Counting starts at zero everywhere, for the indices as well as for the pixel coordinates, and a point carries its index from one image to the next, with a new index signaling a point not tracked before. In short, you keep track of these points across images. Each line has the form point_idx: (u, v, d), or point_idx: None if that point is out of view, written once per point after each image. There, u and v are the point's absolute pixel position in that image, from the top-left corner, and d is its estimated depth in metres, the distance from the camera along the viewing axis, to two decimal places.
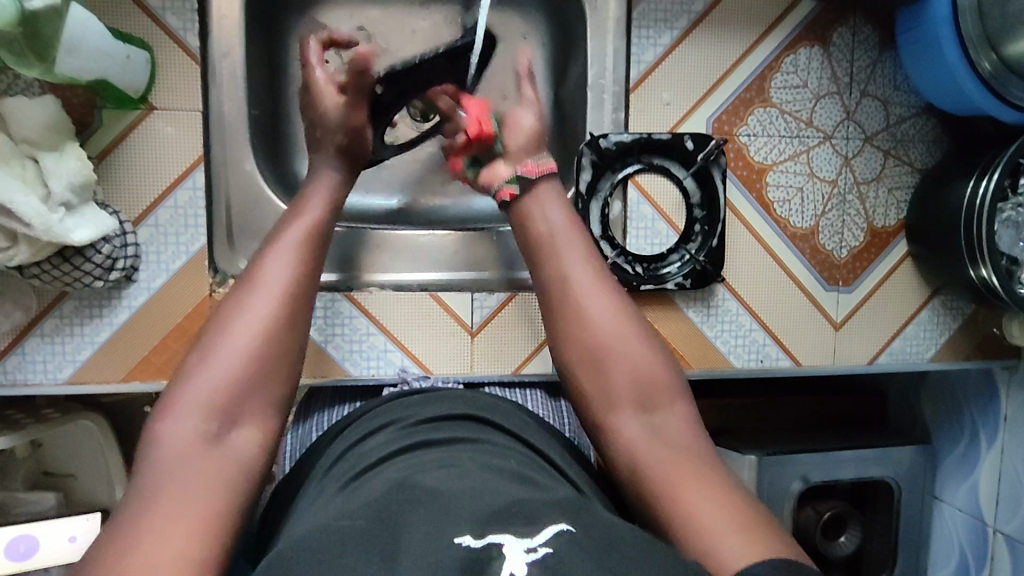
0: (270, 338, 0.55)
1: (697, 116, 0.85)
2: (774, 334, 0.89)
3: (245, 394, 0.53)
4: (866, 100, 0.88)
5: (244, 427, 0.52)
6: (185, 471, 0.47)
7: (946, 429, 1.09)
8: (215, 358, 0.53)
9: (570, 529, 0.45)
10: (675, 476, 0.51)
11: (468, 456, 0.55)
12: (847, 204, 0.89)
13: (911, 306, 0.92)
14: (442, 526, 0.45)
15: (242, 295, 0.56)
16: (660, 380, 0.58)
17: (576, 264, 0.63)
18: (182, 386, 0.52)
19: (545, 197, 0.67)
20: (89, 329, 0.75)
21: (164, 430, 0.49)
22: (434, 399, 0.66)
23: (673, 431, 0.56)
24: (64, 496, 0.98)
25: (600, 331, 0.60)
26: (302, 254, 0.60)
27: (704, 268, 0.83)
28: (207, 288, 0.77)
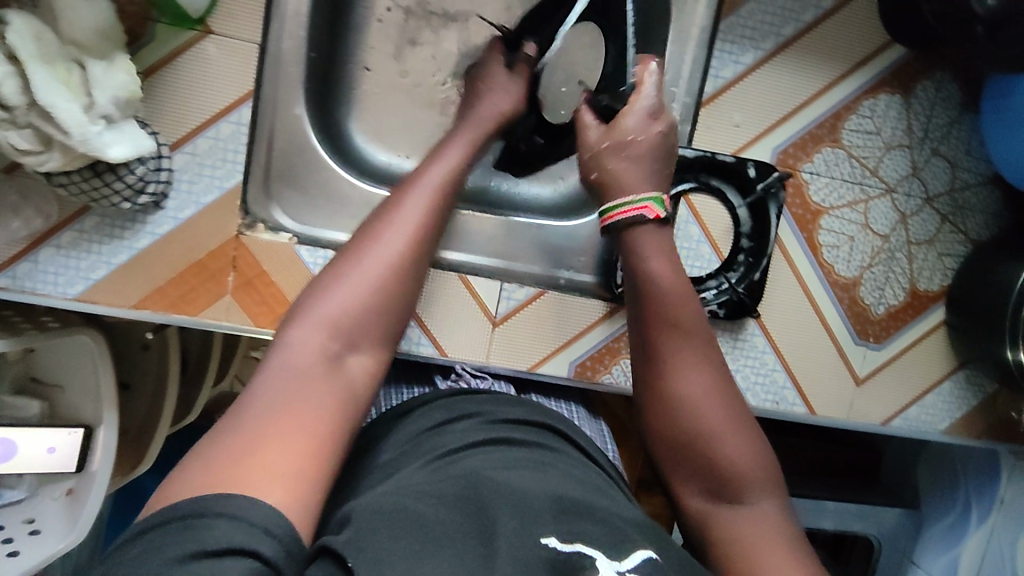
0: (396, 278, 0.57)
1: (764, 144, 0.82)
2: (796, 378, 0.87)
3: (368, 323, 0.55)
4: (935, 159, 0.85)
5: (360, 359, 0.54)
6: (307, 391, 0.49)
7: (936, 499, 1.07)
8: (352, 281, 0.56)
9: (655, 556, 0.46)
10: (750, 561, 0.53)
11: (554, 458, 0.58)
12: (894, 262, 0.87)
13: (934, 376, 0.91)
14: (528, 524, 0.45)
15: (370, 239, 0.59)
16: (752, 474, 0.58)
17: (679, 339, 0.62)
18: (316, 298, 0.55)
19: (649, 251, 0.64)
20: (108, 249, 0.72)
21: (290, 344, 0.51)
22: (507, 401, 0.68)
23: (755, 520, 0.56)
24: (48, 406, 0.98)
25: (696, 421, 0.60)
26: (431, 208, 0.63)
27: (742, 300, 0.81)
28: (234, 229, 0.74)
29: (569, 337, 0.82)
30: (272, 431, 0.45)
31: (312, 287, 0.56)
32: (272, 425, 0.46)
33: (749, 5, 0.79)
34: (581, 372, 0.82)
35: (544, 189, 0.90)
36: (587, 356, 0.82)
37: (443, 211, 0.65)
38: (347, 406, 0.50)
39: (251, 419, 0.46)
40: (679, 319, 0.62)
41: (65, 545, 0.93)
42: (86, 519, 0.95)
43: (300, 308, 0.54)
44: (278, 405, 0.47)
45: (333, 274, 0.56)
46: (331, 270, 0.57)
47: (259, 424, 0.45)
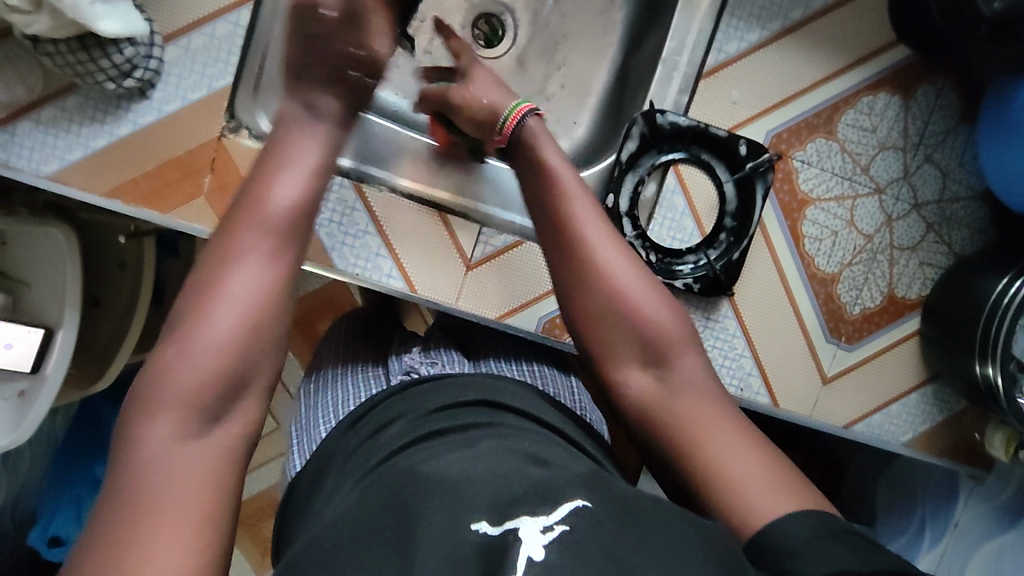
0: (249, 331, 0.52)
1: (759, 124, 0.81)
2: (763, 367, 0.86)
3: (225, 382, 0.51)
4: (927, 166, 0.85)
5: (228, 424, 0.51)
6: (183, 470, 0.48)
7: (893, 519, 1.05)
8: (199, 346, 0.51)
9: (586, 504, 0.47)
10: (698, 438, 0.56)
11: (486, 440, 0.56)
12: (875, 263, 0.86)
13: (902, 384, 0.90)
14: (459, 515, 0.46)
15: (210, 295, 0.52)
16: (672, 334, 0.61)
17: (593, 225, 0.63)
18: (165, 371, 0.50)
19: (550, 154, 0.67)
20: (87, 131, 0.71)
21: (145, 432, 0.48)
22: (445, 385, 0.66)
23: (684, 384, 0.59)
24: (13, 300, 0.98)
25: (622, 301, 0.61)
26: (275, 250, 0.54)
27: (718, 276, 0.80)
28: (217, 131, 0.74)
29: (540, 292, 0.81)
30: (149, 522, 0.45)
31: (159, 356, 0.51)
32: (144, 520, 0.45)
33: None
34: (549, 329, 0.81)
35: None
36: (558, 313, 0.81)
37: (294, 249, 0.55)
38: (226, 470, 0.50)
39: (126, 513, 0.45)
40: (585, 209, 0.64)
41: (8, 443, 0.94)
42: (32, 419, 0.95)
43: (147, 387, 0.50)
44: (159, 502, 0.46)
45: (177, 343, 0.51)
46: (173, 335, 0.51)
47: (137, 525, 0.45)
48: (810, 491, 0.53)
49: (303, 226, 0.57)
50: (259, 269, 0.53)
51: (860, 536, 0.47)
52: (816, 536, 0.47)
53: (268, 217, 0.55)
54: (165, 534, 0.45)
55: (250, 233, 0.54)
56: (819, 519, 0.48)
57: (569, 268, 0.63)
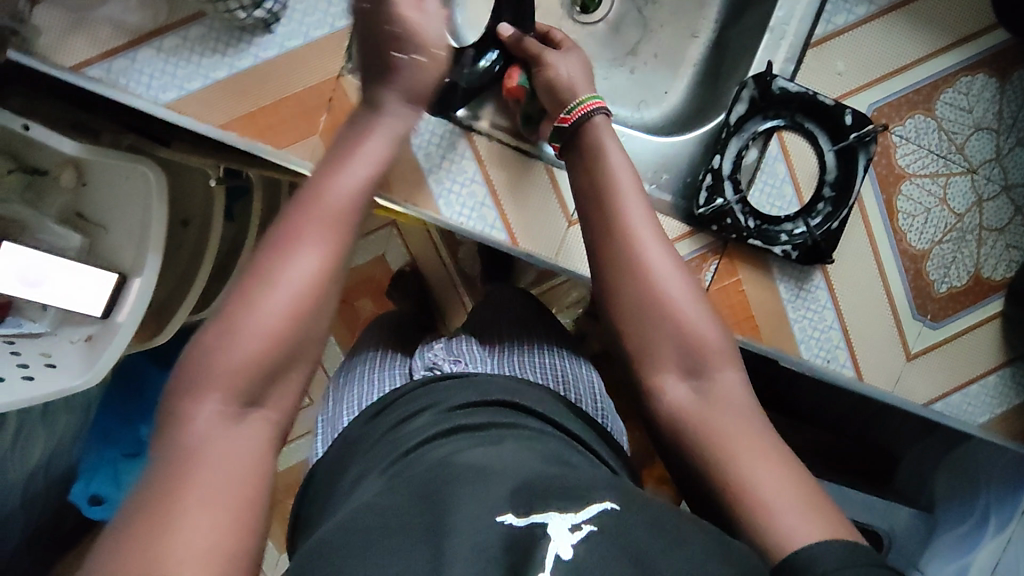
0: (299, 319, 0.52)
1: (863, 96, 0.82)
2: (850, 340, 0.87)
3: (272, 368, 0.52)
4: (1019, 149, 0.86)
5: (266, 410, 0.52)
6: (226, 452, 0.49)
7: (955, 506, 1.08)
8: (252, 329, 0.51)
9: (614, 505, 0.49)
10: (725, 447, 0.55)
11: (512, 438, 0.58)
12: (963, 243, 0.87)
13: (982, 366, 0.91)
14: (487, 504, 0.47)
15: (267, 279, 0.52)
16: (714, 347, 0.61)
17: (638, 216, 0.64)
18: (216, 349, 0.51)
19: (604, 137, 0.69)
20: (207, 62, 0.71)
21: (192, 407, 0.50)
22: (472, 383, 0.68)
23: (724, 400, 0.59)
24: (89, 243, 0.98)
25: (661, 299, 0.61)
26: (334, 242, 0.54)
27: (817, 244, 0.81)
28: (337, 69, 0.73)
29: None
30: (188, 498, 0.45)
31: (207, 336, 0.52)
32: (186, 494, 0.45)
33: None
34: None
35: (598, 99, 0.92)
36: None
37: (346, 236, 0.55)
38: (264, 461, 0.50)
39: (168, 485, 0.46)
40: (636, 209, 0.64)
41: (81, 383, 0.91)
42: (104, 365, 0.92)
43: (197, 360, 0.51)
44: (197, 476, 0.47)
45: (232, 322, 0.51)
46: (228, 314, 0.52)
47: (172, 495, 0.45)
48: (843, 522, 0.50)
49: (354, 219, 0.57)
50: (317, 257, 0.53)
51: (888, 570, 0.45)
52: (840, 563, 0.45)
53: (327, 208, 0.55)
54: (205, 512, 0.45)
55: (311, 231, 0.54)
56: (847, 545, 0.46)
57: (609, 263, 0.63)
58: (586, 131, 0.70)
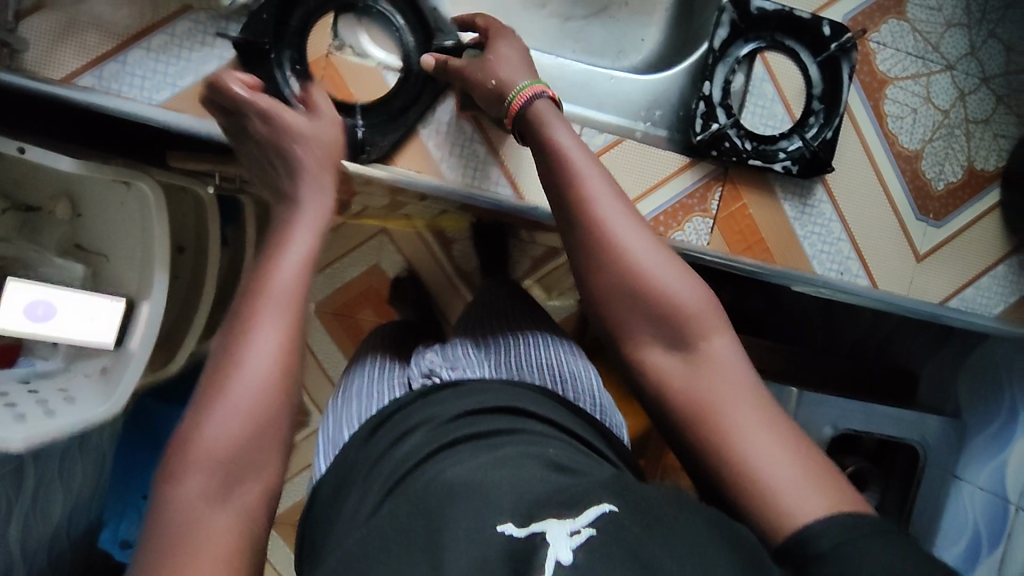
0: (268, 400, 0.53)
1: (834, 10, 0.85)
2: (860, 251, 0.88)
3: (253, 447, 0.52)
4: (991, 41, 0.89)
5: (244, 487, 0.51)
6: (212, 529, 0.49)
7: (981, 408, 1.09)
8: (227, 411, 0.52)
9: (613, 508, 0.51)
10: (720, 424, 0.57)
11: (511, 448, 0.59)
12: (953, 138, 0.89)
13: (989, 257, 0.93)
14: (483, 521, 0.50)
15: (233, 364, 0.53)
16: (700, 311, 0.62)
17: (602, 201, 0.64)
18: (196, 432, 0.51)
19: (558, 130, 0.66)
20: (196, 56, 0.70)
21: (173, 492, 0.50)
22: (471, 390, 0.68)
23: (712, 367, 0.60)
24: (91, 271, 0.96)
25: (636, 277, 0.62)
26: (295, 325, 0.56)
27: (816, 154, 0.83)
28: (324, 48, 0.74)
29: (645, 190, 0.82)
30: (190, 568, 0.47)
31: (187, 423, 0.52)
32: (187, 565, 0.47)
33: None
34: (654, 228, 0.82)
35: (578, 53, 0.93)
36: (662, 211, 0.83)
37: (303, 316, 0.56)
38: (250, 526, 0.51)
39: (166, 569, 0.47)
40: (601, 194, 0.64)
41: (104, 412, 0.89)
42: (122, 391, 0.90)
43: (179, 447, 0.52)
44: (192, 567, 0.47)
45: (206, 406, 0.52)
46: (204, 400, 0.52)
47: None
48: (831, 479, 0.54)
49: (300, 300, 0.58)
50: (279, 338, 0.54)
51: (890, 527, 0.49)
52: (848, 537, 0.48)
53: (281, 292, 0.56)
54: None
55: (266, 308, 0.55)
56: (848, 518, 0.49)
57: (591, 255, 0.64)
58: (530, 125, 0.67)
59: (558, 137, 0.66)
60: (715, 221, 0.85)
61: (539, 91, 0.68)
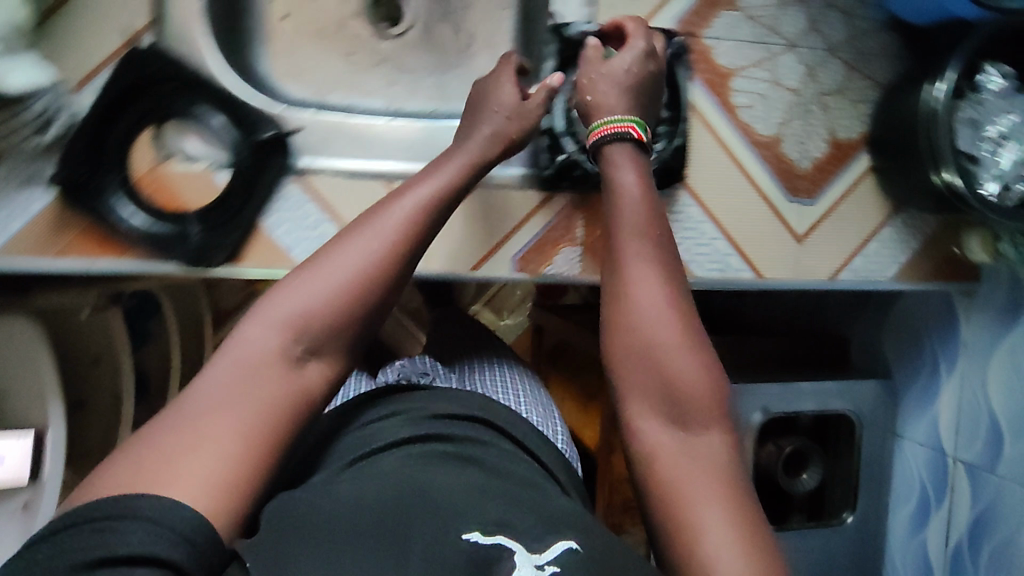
0: (353, 295, 0.57)
1: (664, 14, 0.83)
2: (737, 244, 0.88)
3: (329, 335, 0.56)
4: (830, 11, 0.88)
5: (321, 362, 0.56)
6: (253, 391, 0.52)
7: (906, 363, 1.10)
8: (317, 280, 0.57)
9: (577, 547, 0.50)
10: (688, 493, 0.55)
11: (473, 472, 0.58)
12: (810, 114, 0.89)
13: (872, 223, 0.92)
14: (440, 536, 0.48)
15: (349, 244, 0.59)
16: (701, 390, 0.59)
17: (635, 245, 0.63)
18: (273, 298, 0.57)
19: (624, 171, 0.68)
20: (21, 199, 0.70)
21: (245, 332, 0.55)
22: (445, 400, 0.72)
23: (704, 451, 0.57)
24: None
25: (644, 331, 0.60)
26: (417, 221, 0.62)
27: (669, 164, 0.83)
28: (148, 163, 0.74)
29: (505, 233, 0.83)
30: (187, 447, 0.48)
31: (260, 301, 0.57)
32: (185, 445, 0.48)
33: None
34: (523, 267, 0.83)
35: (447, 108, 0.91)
36: (527, 249, 0.83)
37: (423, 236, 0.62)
38: (285, 416, 0.53)
39: (176, 428, 0.49)
40: (633, 226, 0.64)
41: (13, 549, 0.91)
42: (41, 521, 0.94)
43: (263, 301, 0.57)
44: (212, 422, 0.49)
45: (298, 274, 0.58)
46: (297, 271, 0.58)
47: (189, 424, 0.49)
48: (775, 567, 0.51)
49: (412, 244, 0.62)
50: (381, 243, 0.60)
51: None
52: None
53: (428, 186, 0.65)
54: (206, 458, 0.48)
55: (371, 228, 0.61)
56: None
57: (610, 306, 0.63)
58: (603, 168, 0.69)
59: (623, 181, 0.67)
60: (584, 247, 0.85)
61: (622, 131, 0.70)
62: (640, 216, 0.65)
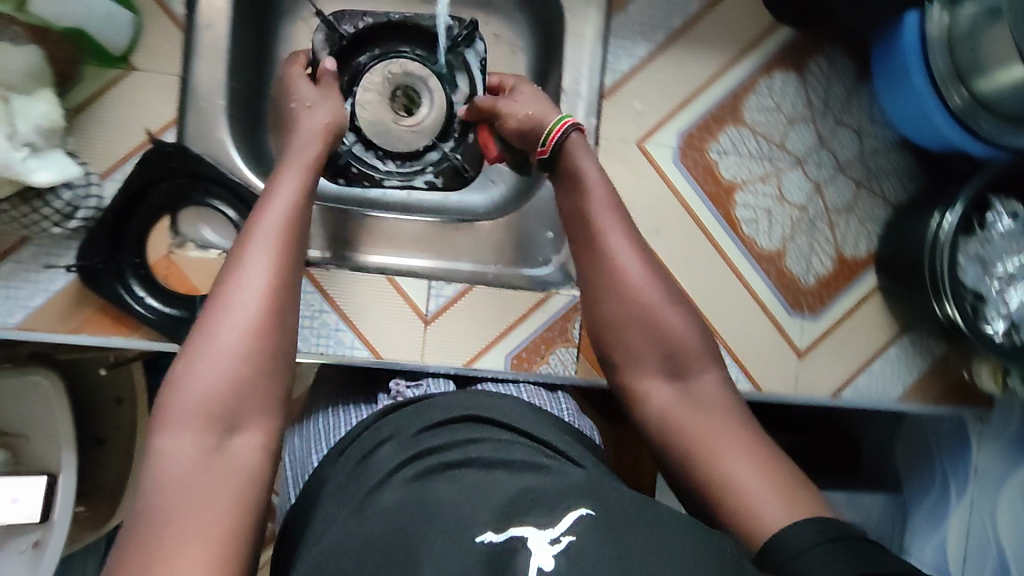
0: (252, 350, 0.57)
1: (669, 127, 0.85)
2: (735, 355, 0.88)
3: (247, 398, 0.56)
4: (840, 128, 0.88)
5: (245, 429, 0.55)
6: (202, 479, 0.52)
7: (917, 480, 1.03)
8: (216, 353, 0.56)
9: (590, 512, 0.50)
10: (709, 440, 0.58)
11: (475, 473, 0.56)
12: (816, 231, 0.89)
13: (878, 341, 0.91)
14: (464, 527, 0.50)
15: (228, 299, 0.58)
16: (692, 344, 0.63)
17: (614, 230, 0.67)
18: (180, 386, 0.55)
19: (583, 159, 0.71)
20: (44, 278, 0.75)
21: (165, 444, 0.53)
22: (448, 405, 0.66)
23: (704, 394, 0.61)
24: (13, 455, 0.99)
25: (636, 297, 0.64)
26: (277, 262, 0.60)
27: (458, 165, 0.90)
28: (163, 249, 0.78)
29: (502, 328, 0.83)
30: (162, 544, 0.48)
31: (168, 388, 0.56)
32: (162, 541, 0.48)
33: (636, 4, 0.84)
34: (517, 364, 0.83)
35: (461, 197, 0.93)
36: (522, 347, 0.84)
37: (289, 270, 0.61)
38: (247, 476, 0.53)
39: (145, 533, 0.48)
40: (608, 213, 0.67)
41: None
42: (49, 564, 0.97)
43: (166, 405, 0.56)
44: (179, 511, 0.49)
45: (194, 353, 0.56)
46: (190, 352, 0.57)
47: (156, 525, 0.49)
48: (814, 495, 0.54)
49: (281, 277, 0.60)
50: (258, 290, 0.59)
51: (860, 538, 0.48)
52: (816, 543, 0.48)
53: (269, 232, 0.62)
54: (192, 541, 0.48)
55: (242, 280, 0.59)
56: (812, 519, 0.50)
57: (596, 278, 0.66)
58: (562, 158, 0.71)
59: (588, 173, 0.70)
60: (579, 348, 0.84)
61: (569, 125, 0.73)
62: (605, 209, 0.68)
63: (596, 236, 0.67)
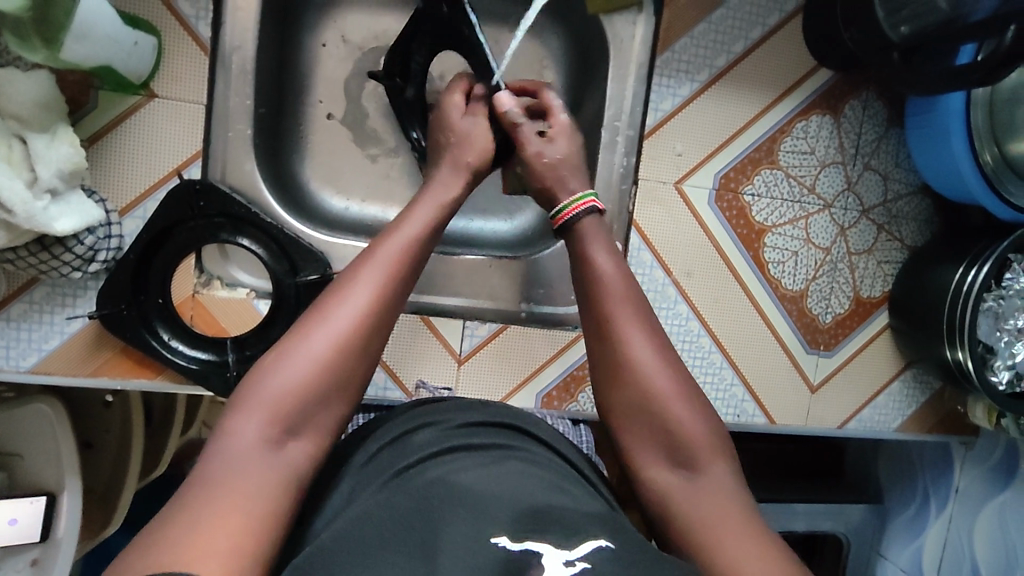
0: (345, 354, 0.51)
1: (707, 169, 0.85)
2: (754, 391, 0.90)
3: (315, 404, 0.49)
4: (868, 173, 0.89)
5: (305, 440, 0.49)
6: (252, 475, 0.45)
7: (898, 490, 1.12)
8: (310, 351, 0.50)
9: (608, 544, 0.45)
10: (711, 528, 0.52)
11: (511, 463, 0.53)
12: (837, 273, 0.91)
13: (884, 376, 0.95)
14: (478, 524, 0.45)
15: (335, 297, 0.52)
16: (704, 440, 0.57)
17: (626, 314, 0.62)
18: (267, 370, 0.49)
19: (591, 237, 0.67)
20: (61, 320, 0.71)
21: (233, 427, 0.47)
22: (475, 405, 0.61)
23: (714, 488, 0.55)
24: (7, 476, 0.92)
25: (651, 384, 0.59)
26: (391, 280, 0.54)
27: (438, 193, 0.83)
28: (190, 288, 0.75)
29: (535, 367, 0.83)
30: (198, 513, 0.41)
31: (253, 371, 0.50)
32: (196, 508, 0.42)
33: (683, 39, 0.82)
34: (548, 403, 0.84)
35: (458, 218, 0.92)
36: (553, 385, 0.84)
37: (400, 289, 0.55)
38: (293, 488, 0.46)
39: (182, 509, 0.42)
40: (617, 292, 0.63)
41: None
42: None
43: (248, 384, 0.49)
44: (215, 499, 0.43)
45: (290, 341, 0.51)
46: (287, 338, 0.51)
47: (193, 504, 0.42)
48: None
49: (397, 290, 0.55)
50: (368, 295, 0.53)
51: None
52: None
53: (392, 243, 0.57)
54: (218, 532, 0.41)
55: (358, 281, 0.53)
56: None
57: (604, 360, 0.61)
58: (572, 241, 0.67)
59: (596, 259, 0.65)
60: None
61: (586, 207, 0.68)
62: (621, 288, 0.63)
63: (608, 309, 0.62)
